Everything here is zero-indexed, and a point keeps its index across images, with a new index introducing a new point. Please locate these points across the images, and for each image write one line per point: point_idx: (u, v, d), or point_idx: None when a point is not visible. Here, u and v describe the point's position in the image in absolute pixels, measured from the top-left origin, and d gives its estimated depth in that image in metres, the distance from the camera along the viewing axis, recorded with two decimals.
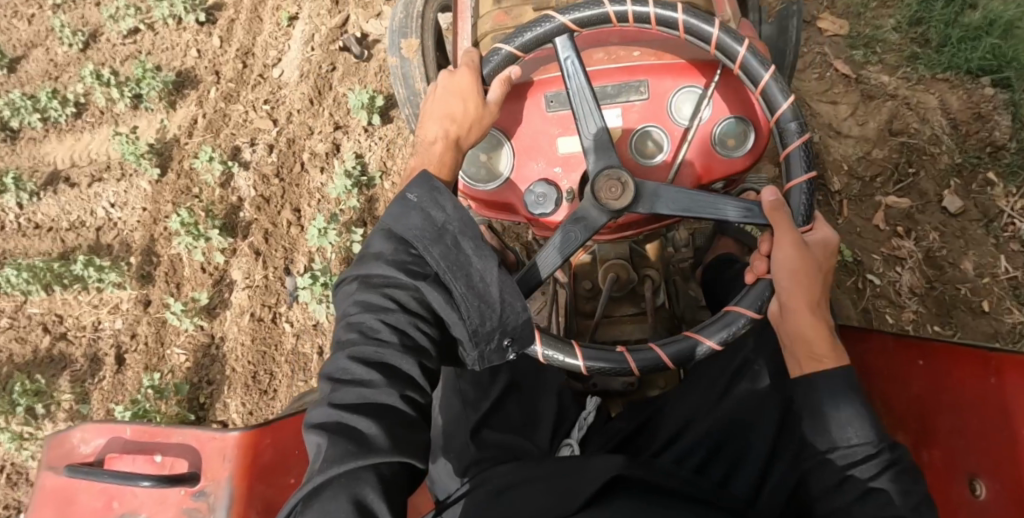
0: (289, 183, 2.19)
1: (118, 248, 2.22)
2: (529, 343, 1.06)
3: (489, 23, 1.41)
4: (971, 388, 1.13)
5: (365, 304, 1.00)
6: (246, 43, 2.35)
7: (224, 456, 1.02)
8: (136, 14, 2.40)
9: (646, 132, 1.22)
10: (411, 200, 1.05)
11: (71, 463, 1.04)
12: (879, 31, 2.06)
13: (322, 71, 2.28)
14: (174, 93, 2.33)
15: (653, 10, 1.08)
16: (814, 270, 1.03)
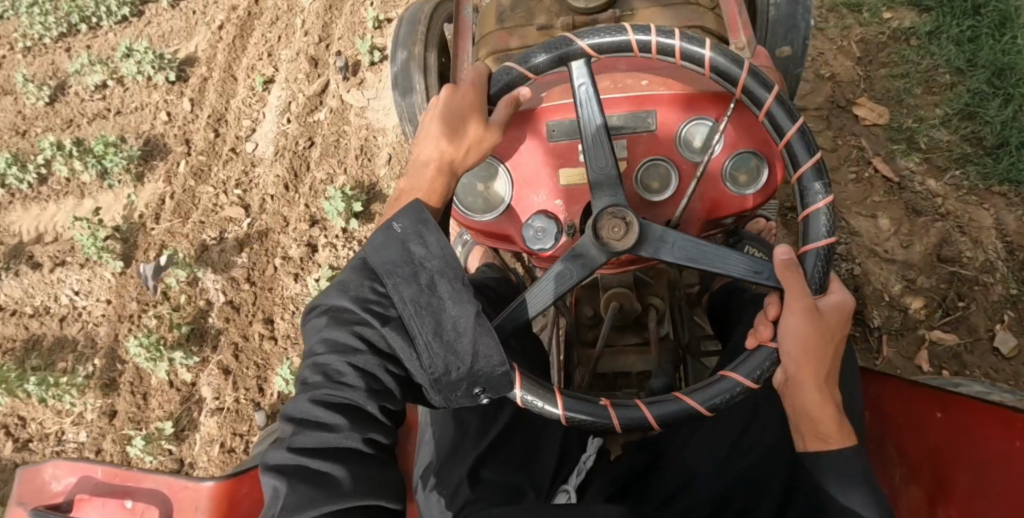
0: (261, 288, 2.15)
1: (83, 343, 2.19)
2: (510, 387, 0.99)
3: (491, 44, 1.35)
4: (995, 446, 1.06)
5: (331, 343, 0.93)
6: (219, 108, 2.41)
7: (196, 506, 0.97)
8: (103, 70, 2.50)
9: (652, 164, 1.15)
10: (395, 230, 0.97)
11: (38, 503, 0.99)
12: (922, 124, 2.02)
13: (299, 146, 2.30)
14: (141, 163, 2.37)
15: (654, 38, 1.01)
16: (827, 340, 0.95)
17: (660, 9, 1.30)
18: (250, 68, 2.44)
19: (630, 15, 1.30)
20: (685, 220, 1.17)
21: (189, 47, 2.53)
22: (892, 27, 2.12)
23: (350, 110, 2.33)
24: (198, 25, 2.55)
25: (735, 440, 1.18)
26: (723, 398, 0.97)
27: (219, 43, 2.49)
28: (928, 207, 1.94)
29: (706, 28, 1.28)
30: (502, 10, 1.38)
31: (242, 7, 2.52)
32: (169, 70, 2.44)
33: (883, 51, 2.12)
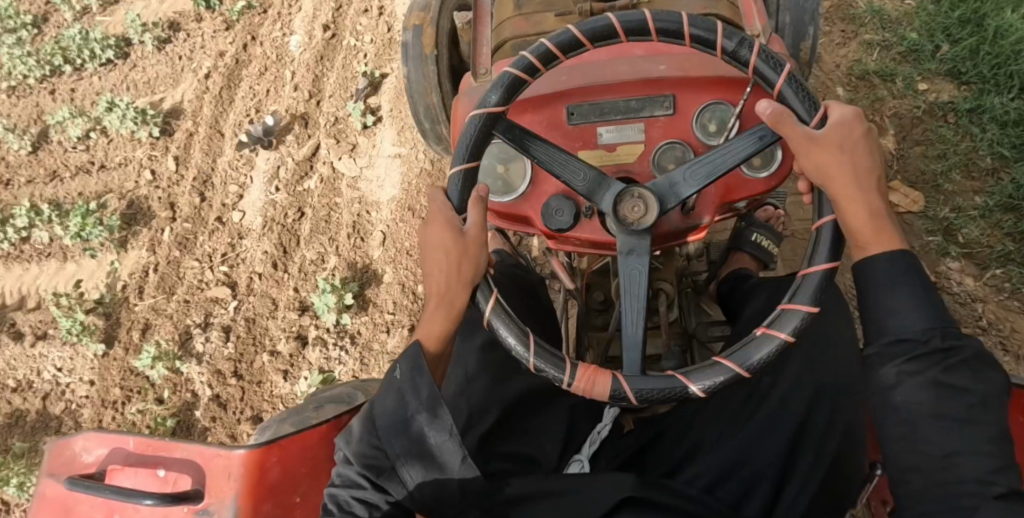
0: (250, 383, 2.08)
1: (67, 422, 2.12)
2: (523, 348, 1.00)
3: (509, 29, 1.37)
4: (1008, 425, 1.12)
5: (347, 479, 1.03)
6: (204, 168, 2.36)
7: (229, 474, 0.99)
8: (86, 122, 2.45)
9: (669, 147, 1.17)
10: (395, 377, 1.05)
11: (71, 474, 1.02)
12: (961, 214, 1.95)
13: (288, 218, 2.25)
14: (125, 227, 2.32)
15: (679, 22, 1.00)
16: (839, 158, 0.96)
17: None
18: (235, 129, 2.39)
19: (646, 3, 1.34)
20: (700, 203, 1.19)
21: (176, 95, 2.49)
22: (929, 100, 2.07)
23: (341, 179, 2.29)
24: (184, 72, 2.51)
25: (735, 411, 1.20)
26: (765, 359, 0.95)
27: (205, 94, 2.45)
28: (968, 316, 1.88)
29: (720, 16, 1.31)
30: None
31: (230, 54, 2.49)
32: (155, 124, 2.41)
33: (918, 126, 2.06)
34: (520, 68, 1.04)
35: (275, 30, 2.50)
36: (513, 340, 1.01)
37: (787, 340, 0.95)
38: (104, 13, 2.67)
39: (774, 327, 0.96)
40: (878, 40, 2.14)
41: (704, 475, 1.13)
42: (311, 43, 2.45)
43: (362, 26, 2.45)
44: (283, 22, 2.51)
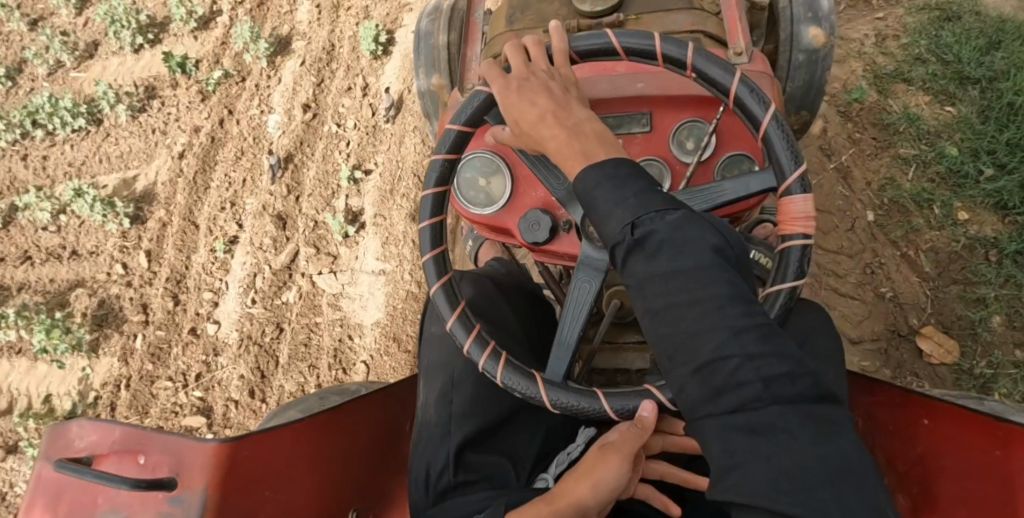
0: None
1: None
2: (491, 365, 1.09)
3: (500, 46, 1.41)
4: (979, 458, 1.09)
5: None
6: (178, 268, 2.43)
7: (201, 464, 1.05)
8: (52, 205, 2.58)
9: (646, 163, 1.19)
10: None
11: (64, 455, 1.09)
12: (997, 371, 1.84)
13: (263, 332, 2.30)
14: (98, 327, 2.42)
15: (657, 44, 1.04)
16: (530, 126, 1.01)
17: (664, 14, 1.34)
18: (210, 224, 2.46)
19: (633, 20, 1.35)
20: None
21: (149, 172, 2.59)
22: (968, 234, 1.96)
23: (320, 294, 2.33)
24: (158, 146, 2.62)
25: None
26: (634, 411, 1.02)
27: (178, 180, 2.53)
28: None
29: (707, 32, 1.32)
30: (513, 13, 1.45)
31: (205, 130, 2.58)
32: (125, 216, 2.50)
33: (956, 262, 1.96)
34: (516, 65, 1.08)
35: (252, 106, 2.58)
36: (482, 355, 1.10)
37: None
38: (78, 69, 2.80)
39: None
40: (912, 157, 2.06)
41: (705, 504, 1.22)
42: (290, 129, 2.52)
43: (344, 107, 2.53)
44: (260, 97, 2.59)
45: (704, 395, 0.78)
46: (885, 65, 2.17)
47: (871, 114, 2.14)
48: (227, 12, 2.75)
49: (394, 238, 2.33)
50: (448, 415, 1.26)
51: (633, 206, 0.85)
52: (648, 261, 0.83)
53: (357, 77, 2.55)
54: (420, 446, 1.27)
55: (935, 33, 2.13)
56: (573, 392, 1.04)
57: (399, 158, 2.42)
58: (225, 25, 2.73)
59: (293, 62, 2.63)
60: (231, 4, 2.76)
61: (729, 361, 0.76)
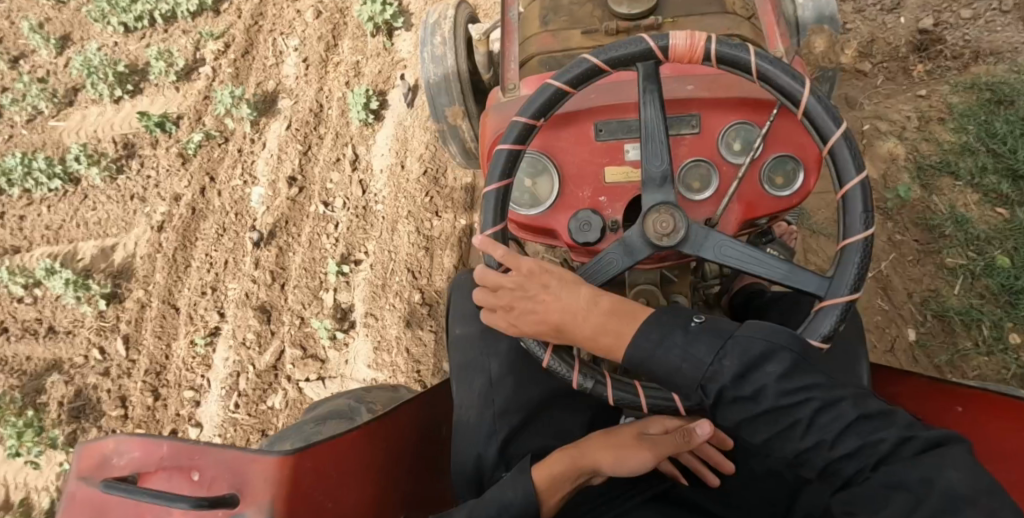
0: None
1: None
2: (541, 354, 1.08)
3: (536, 45, 1.41)
4: (1011, 441, 1.15)
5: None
6: (158, 357, 2.21)
7: (264, 478, 1.01)
8: (27, 282, 2.35)
9: (696, 164, 1.21)
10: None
11: (103, 475, 1.03)
12: None
13: (251, 441, 2.07)
14: (76, 419, 2.18)
15: (714, 46, 1.06)
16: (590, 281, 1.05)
17: (698, 18, 1.37)
18: (190, 311, 2.24)
19: (670, 23, 1.36)
20: (724, 221, 1.22)
21: (128, 240, 2.38)
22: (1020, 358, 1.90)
23: (308, 403, 2.09)
24: (137, 214, 2.41)
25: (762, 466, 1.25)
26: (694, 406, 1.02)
27: (157, 255, 2.31)
28: None
29: (742, 35, 1.36)
30: (546, 14, 1.45)
31: (187, 199, 2.37)
32: (101, 297, 2.28)
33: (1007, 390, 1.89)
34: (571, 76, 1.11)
35: (235, 175, 2.39)
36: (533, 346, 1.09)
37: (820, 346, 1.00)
38: (57, 118, 2.60)
39: (805, 337, 1.01)
40: (958, 267, 2.03)
41: None
42: (273, 205, 2.32)
43: (333, 183, 2.33)
44: (244, 164, 2.40)
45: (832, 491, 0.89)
46: (928, 155, 2.15)
47: (914, 215, 2.11)
48: (210, 62, 2.55)
49: (387, 345, 2.11)
50: (493, 407, 1.26)
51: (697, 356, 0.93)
52: (731, 402, 0.91)
53: (346, 147, 2.37)
54: (462, 431, 1.27)
55: (981, 115, 2.13)
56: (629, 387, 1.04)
57: (390, 247, 2.22)
58: (210, 75, 2.53)
59: (278, 123, 2.44)
60: (214, 55, 2.55)
61: (843, 464, 0.85)
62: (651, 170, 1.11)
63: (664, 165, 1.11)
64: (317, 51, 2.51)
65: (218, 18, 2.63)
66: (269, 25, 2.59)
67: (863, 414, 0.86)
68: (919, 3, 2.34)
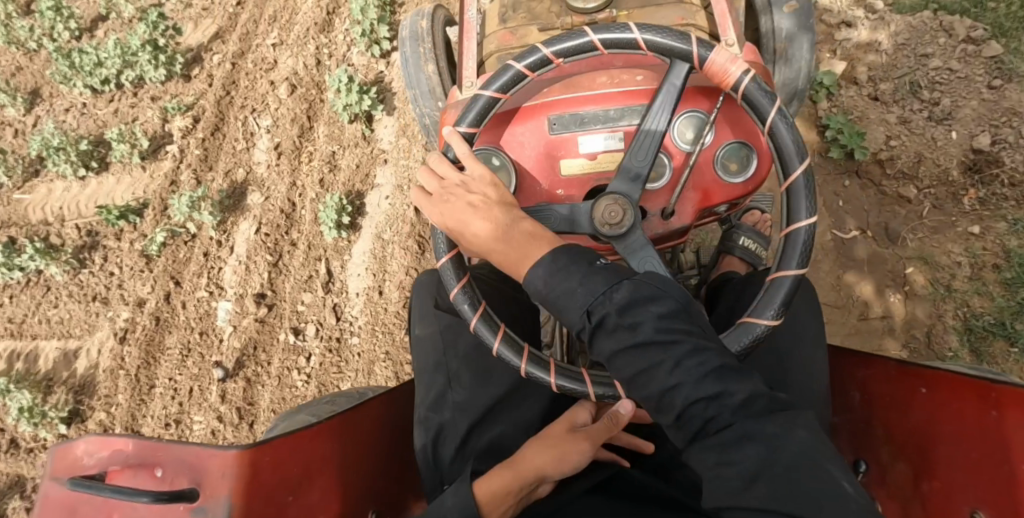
0: None
1: None
2: (491, 338, 1.09)
3: (494, 43, 1.42)
4: (971, 417, 1.15)
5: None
6: None
7: (222, 472, 1.04)
8: None
9: (648, 153, 1.21)
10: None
11: (73, 474, 1.06)
12: None
13: None
14: None
15: (638, 36, 1.08)
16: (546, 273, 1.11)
17: (654, 9, 1.38)
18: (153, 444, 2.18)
19: (625, 16, 1.38)
20: (679, 207, 1.23)
21: (91, 345, 2.31)
22: None
23: None
24: (100, 317, 2.32)
25: None
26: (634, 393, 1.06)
27: (120, 372, 2.23)
28: None
29: (697, 26, 1.37)
30: (506, 12, 1.46)
31: (150, 307, 2.28)
32: (60, 420, 2.21)
33: None
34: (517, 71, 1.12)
35: (200, 285, 2.28)
36: (485, 332, 1.10)
37: (770, 323, 1.04)
38: (22, 190, 2.48)
39: (755, 314, 1.05)
40: None
41: None
42: (239, 327, 2.23)
43: (304, 305, 2.24)
44: (210, 271, 2.29)
45: (686, 441, 0.87)
46: (983, 313, 1.88)
47: None
48: (177, 140, 2.41)
49: None
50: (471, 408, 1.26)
51: (581, 290, 0.92)
52: (605, 334, 0.91)
53: (319, 263, 2.26)
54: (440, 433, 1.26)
55: None
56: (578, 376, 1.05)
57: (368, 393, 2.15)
58: (177, 155, 2.39)
59: (246, 224, 2.32)
60: (182, 132, 2.40)
61: (700, 411, 0.85)
62: (637, 169, 1.12)
63: (648, 162, 1.12)
64: (290, 135, 2.37)
65: (188, 84, 2.47)
66: (238, 109, 2.42)
67: (725, 365, 0.87)
68: (972, 115, 1.98)
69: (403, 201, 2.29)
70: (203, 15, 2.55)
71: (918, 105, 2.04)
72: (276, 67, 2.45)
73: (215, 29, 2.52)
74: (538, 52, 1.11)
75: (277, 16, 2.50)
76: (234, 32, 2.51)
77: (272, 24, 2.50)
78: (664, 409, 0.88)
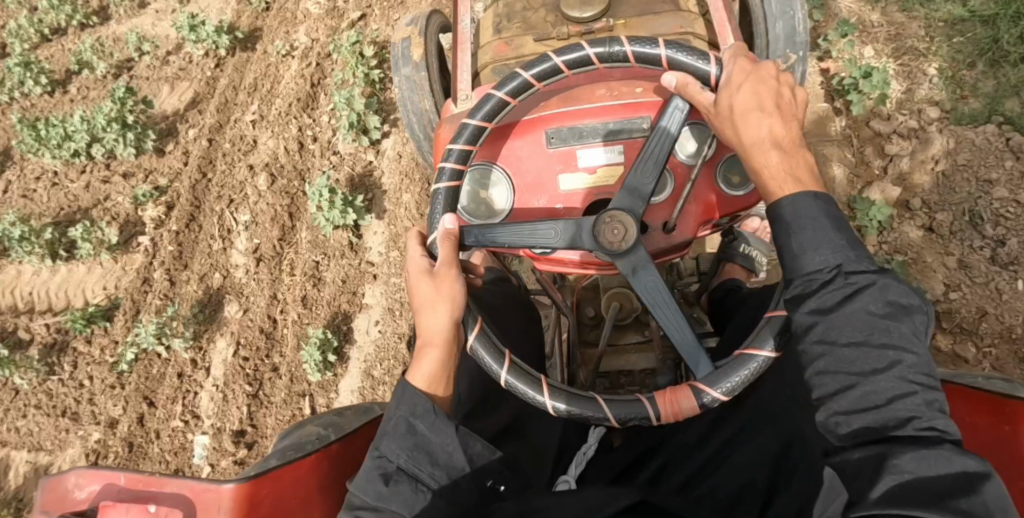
0: None
1: None
2: (497, 365, 1.04)
3: (489, 54, 1.39)
4: (984, 432, 1.13)
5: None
6: None
7: (218, 508, 1.01)
8: None
9: (650, 167, 1.20)
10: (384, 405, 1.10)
11: (65, 509, 1.04)
12: None
13: None
14: None
15: (713, 70, 1.05)
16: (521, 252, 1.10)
17: (652, 17, 1.35)
18: None
19: (623, 25, 1.34)
20: (682, 221, 1.20)
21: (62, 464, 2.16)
22: None
23: None
24: (69, 433, 2.18)
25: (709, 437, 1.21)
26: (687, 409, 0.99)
27: None
28: None
29: (696, 34, 1.34)
30: (500, 22, 1.43)
31: (122, 428, 2.15)
32: None
33: None
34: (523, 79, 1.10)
35: (175, 413, 2.16)
36: (488, 357, 1.05)
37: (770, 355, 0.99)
38: None
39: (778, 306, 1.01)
40: None
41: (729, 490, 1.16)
42: (217, 466, 2.08)
43: None
44: (185, 397, 2.17)
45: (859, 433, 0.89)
46: None
47: None
48: (150, 232, 2.33)
49: None
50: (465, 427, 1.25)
51: (831, 251, 0.92)
52: (839, 299, 0.90)
53: (302, 400, 2.11)
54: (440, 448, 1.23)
55: None
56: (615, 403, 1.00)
57: None
58: (150, 249, 2.31)
59: (223, 341, 2.20)
60: (154, 222, 2.33)
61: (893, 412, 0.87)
62: (644, 187, 1.07)
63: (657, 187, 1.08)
64: (270, 235, 2.25)
65: (161, 159, 2.41)
66: (213, 196, 2.33)
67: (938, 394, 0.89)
68: None
69: (394, 329, 2.15)
70: (179, 80, 2.51)
71: (983, 241, 1.92)
72: (255, 149, 2.35)
73: (192, 93, 2.48)
74: (618, 46, 1.06)
75: (258, 86, 2.43)
76: (211, 103, 2.44)
77: (252, 94, 2.43)
78: (858, 389, 0.89)
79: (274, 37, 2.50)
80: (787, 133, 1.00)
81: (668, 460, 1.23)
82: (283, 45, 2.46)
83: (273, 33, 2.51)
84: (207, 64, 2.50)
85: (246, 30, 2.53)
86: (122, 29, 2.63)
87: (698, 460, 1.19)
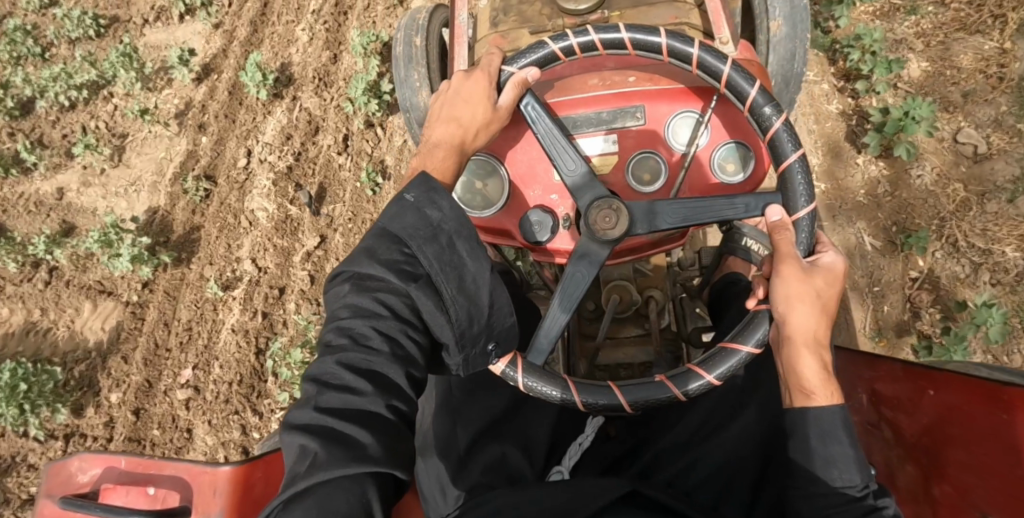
0: None
1: None
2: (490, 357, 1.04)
3: (486, 47, 1.41)
4: (979, 422, 1.13)
5: (356, 308, 0.92)
6: None
7: (214, 490, 1.03)
8: None
9: (642, 156, 1.20)
10: (408, 201, 0.99)
11: (67, 492, 1.05)
12: None
13: None
14: None
15: (696, 53, 1.05)
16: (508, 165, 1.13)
17: (646, 8, 1.36)
18: None
19: (617, 17, 1.35)
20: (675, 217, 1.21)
21: None
22: None
23: None
24: None
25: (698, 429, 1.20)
26: (650, 397, 1.02)
27: None
28: None
29: (691, 24, 1.34)
30: (497, 15, 1.45)
31: None
32: None
33: None
34: (536, 64, 1.10)
35: None
36: None
37: (753, 351, 1.01)
38: None
39: (738, 339, 1.01)
40: None
41: (714, 481, 1.15)
42: None
43: None
44: None
45: None
46: None
47: None
48: None
49: None
50: (455, 402, 1.25)
51: (855, 471, 0.95)
52: (859, 514, 0.91)
53: None
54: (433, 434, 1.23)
55: None
56: (588, 387, 1.02)
57: None
58: None
59: None
60: None
61: None
62: (660, 218, 1.08)
63: (674, 224, 1.08)
64: None
65: (81, 419, 2.11)
66: None
67: None
68: None
69: None
70: (107, 295, 2.23)
71: None
72: (189, 445, 2.07)
73: (117, 319, 2.19)
74: (618, 32, 1.07)
75: (191, 336, 2.15)
76: (137, 352, 2.15)
77: (186, 345, 2.14)
78: None
79: (213, 253, 2.21)
80: (825, 331, 1.00)
81: (661, 450, 1.20)
82: (222, 264, 2.20)
83: (210, 249, 2.22)
84: (134, 289, 2.21)
85: (174, 251, 2.23)
86: (46, 188, 2.35)
87: (691, 448, 1.18)
